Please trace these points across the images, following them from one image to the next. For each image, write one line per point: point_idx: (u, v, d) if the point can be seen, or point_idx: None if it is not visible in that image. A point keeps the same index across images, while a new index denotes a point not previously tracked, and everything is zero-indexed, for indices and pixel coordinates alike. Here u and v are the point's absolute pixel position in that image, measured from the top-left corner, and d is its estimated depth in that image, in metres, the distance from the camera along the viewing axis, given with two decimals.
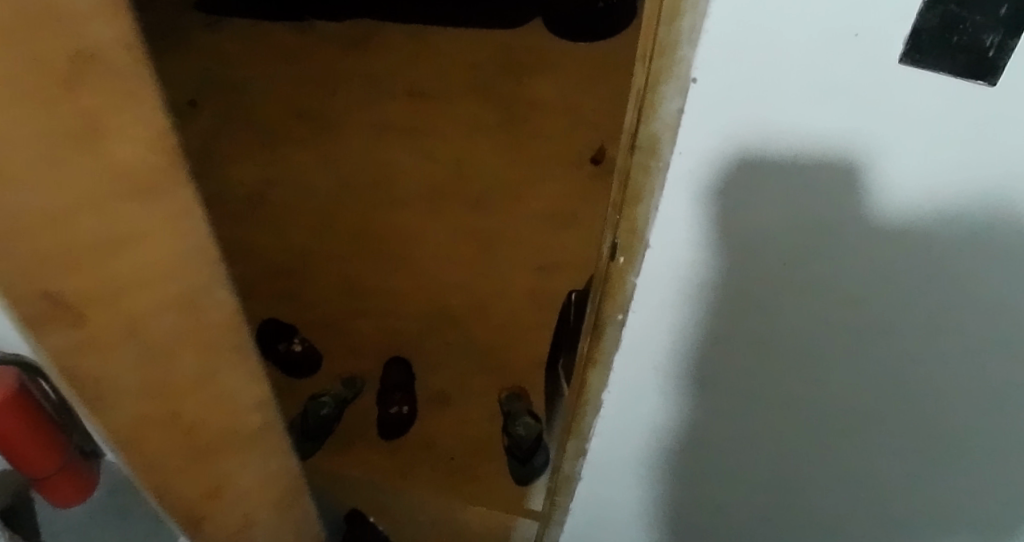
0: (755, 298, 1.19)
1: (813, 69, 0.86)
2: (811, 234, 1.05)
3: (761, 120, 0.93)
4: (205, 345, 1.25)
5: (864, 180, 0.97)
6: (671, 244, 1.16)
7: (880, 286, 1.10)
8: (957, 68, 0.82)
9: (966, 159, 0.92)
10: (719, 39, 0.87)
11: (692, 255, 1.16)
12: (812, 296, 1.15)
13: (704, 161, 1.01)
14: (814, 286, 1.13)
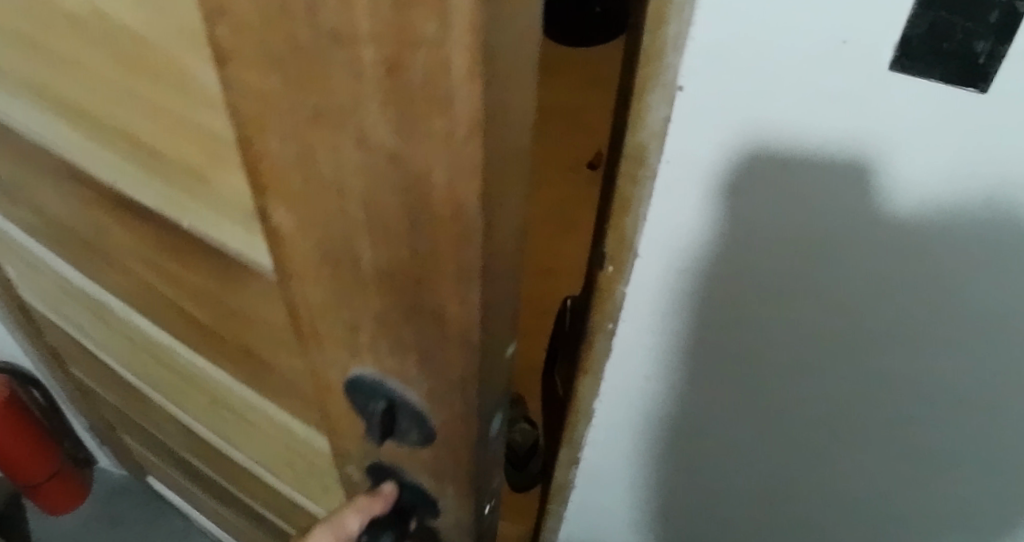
0: (699, 460, 0.79)
1: (806, 259, 0.50)
2: (759, 408, 0.66)
3: (734, 298, 0.56)
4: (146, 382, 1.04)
5: (785, 321, 0.56)
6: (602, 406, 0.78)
7: (866, 465, 0.69)
8: (945, 74, 0.35)
9: (974, 303, 0.48)
10: (678, 172, 0.48)
11: (637, 427, 0.79)
12: (770, 471, 0.75)
13: (652, 327, 0.64)
14: (767, 462, 0.74)
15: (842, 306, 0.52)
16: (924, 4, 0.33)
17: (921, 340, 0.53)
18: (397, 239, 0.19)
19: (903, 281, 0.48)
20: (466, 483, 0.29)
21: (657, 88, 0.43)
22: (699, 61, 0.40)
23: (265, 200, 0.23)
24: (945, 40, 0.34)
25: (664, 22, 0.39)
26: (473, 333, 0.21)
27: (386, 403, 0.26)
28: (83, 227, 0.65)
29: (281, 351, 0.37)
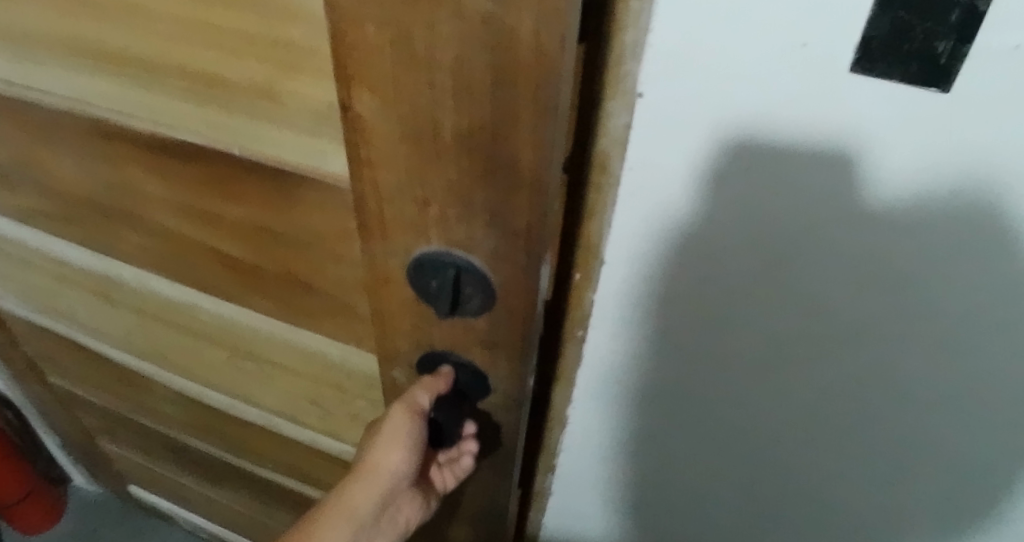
0: (682, 514, 0.66)
1: (786, 278, 0.41)
2: (737, 467, 0.57)
3: (704, 331, 0.47)
4: (135, 388, 1.00)
5: (757, 373, 0.48)
6: (569, 458, 0.67)
7: (882, 527, 0.57)
8: (904, 77, 0.31)
9: (957, 353, 0.41)
10: (642, 183, 0.40)
11: (605, 480, 0.67)
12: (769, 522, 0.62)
13: (612, 376, 0.55)
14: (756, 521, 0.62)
15: (840, 329, 0.43)
16: (881, 4, 0.29)
17: (937, 372, 0.43)
18: (486, 94, 0.24)
19: (879, 314, 0.41)
20: (520, 344, 0.34)
21: (616, 96, 0.37)
22: (658, 70, 0.35)
23: (349, 90, 0.27)
24: (905, 41, 0.29)
25: (620, 30, 0.34)
26: (549, 177, 0.26)
27: (455, 272, 0.31)
28: (96, 195, 0.63)
29: (329, 262, 0.43)
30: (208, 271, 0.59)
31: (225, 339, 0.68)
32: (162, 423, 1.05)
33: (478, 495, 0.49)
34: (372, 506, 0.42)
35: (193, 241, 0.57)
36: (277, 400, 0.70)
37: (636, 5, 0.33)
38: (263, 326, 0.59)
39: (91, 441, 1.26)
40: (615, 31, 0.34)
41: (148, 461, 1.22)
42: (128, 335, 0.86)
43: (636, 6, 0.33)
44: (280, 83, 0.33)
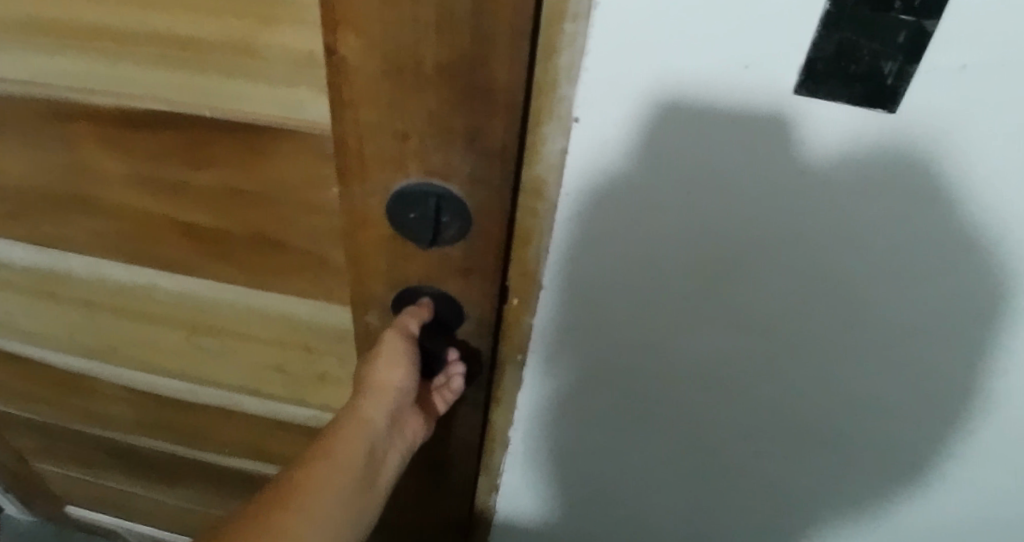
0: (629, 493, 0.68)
1: (725, 279, 0.44)
2: (677, 439, 0.59)
3: (647, 334, 0.50)
4: (64, 403, 0.93)
5: (692, 348, 0.50)
6: (516, 464, 0.68)
7: (810, 488, 0.62)
8: (850, 97, 0.34)
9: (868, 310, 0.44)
10: (583, 205, 0.42)
11: (553, 473, 0.68)
12: (709, 489, 0.64)
13: (555, 375, 0.56)
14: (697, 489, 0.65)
15: (776, 320, 0.46)
16: (829, 25, 0.31)
17: (862, 351, 0.47)
18: (464, 27, 0.30)
19: (798, 280, 0.43)
20: (491, 262, 0.41)
21: (552, 120, 0.38)
22: (599, 96, 0.36)
23: (335, 34, 0.31)
24: (851, 62, 0.32)
25: (556, 54, 0.35)
26: (519, 97, 0.32)
27: (434, 200, 0.36)
28: (11, 198, 0.58)
29: (303, 213, 0.47)
30: (156, 252, 0.58)
31: (180, 320, 0.67)
32: (108, 427, 0.95)
33: (461, 408, 0.56)
34: (383, 426, 0.44)
35: (144, 216, 0.54)
36: (238, 374, 0.72)
37: (571, 30, 0.34)
38: (226, 297, 0.60)
39: (22, 462, 1.15)
40: (550, 57, 0.35)
41: (92, 474, 1.12)
42: (69, 334, 0.77)
43: (571, 30, 0.34)
44: (258, 38, 0.38)
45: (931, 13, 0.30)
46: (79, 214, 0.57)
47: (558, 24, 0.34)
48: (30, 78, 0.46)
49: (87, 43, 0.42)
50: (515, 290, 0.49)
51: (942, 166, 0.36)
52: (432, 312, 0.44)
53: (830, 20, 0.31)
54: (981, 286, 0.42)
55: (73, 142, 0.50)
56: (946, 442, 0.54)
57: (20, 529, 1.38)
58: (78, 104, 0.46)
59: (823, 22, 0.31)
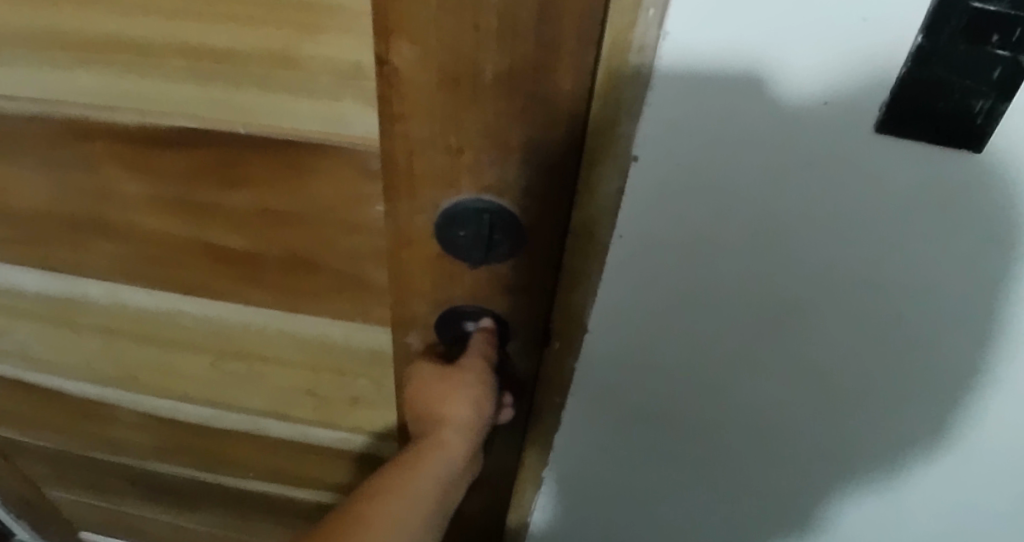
0: (659, 520, 0.65)
1: (783, 315, 0.42)
2: (702, 463, 0.57)
3: (698, 375, 0.48)
4: (81, 431, 0.91)
5: (717, 370, 0.47)
6: (551, 498, 0.66)
7: (863, 525, 0.60)
8: (934, 136, 0.31)
9: (908, 323, 0.41)
10: (635, 248, 0.40)
11: (585, 504, 0.66)
12: (739, 515, 0.62)
13: (585, 407, 0.54)
14: (727, 514, 0.62)
15: (837, 363, 0.44)
16: (919, 60, 0.29)
17: (927, 388, 0.45)
18: (529, 35, 0.28)
19: (829, 294, 0.40)
20: (541, 279, 0.39)
21: (609, 160, 0.35)
22: (660, 133, 0.34)
23: (387, 44, 0.29)
24: (939, 100, 0.30)
25: (616, 88, 0.32)
26: (582, 106, 0.30)
27: (488, 217, 0.35)
28: (32, 226, 0.57)
29: (342, 233, 0.45)
30: (180, 275, 0.56)
31: (204, 345, 0.65)
32: (124, 453, 0.93)
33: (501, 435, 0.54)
34: (461, 452, 0.42)
35: (169, 238, 0.52)
36: (265, 398, 0.70)
37: (635, 61, 0.31)
38: (254, 321, 0.58)
39: (35, 489, 1.12)
40: (610, 92, 0.32)
41: (107, 500, 1.10)
42: (86, 361, 0.75)
43: (634, 61, 0.31)
44: (300, 48, 0.36)
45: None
46: (100, 238, 0.55)
47: (622, 54, 0.31)
48: (53, 96, 0.44)
49: (114, 58, 0.40)
50: (558, 336, 0.46)
51: (1011, 187, 0.33)
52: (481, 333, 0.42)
53: (920, 55, 0.29)
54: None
55: (94, 163, 0.48)
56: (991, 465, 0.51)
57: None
58: (103, 123, 0.45)
59: (912, 57, 0.29)
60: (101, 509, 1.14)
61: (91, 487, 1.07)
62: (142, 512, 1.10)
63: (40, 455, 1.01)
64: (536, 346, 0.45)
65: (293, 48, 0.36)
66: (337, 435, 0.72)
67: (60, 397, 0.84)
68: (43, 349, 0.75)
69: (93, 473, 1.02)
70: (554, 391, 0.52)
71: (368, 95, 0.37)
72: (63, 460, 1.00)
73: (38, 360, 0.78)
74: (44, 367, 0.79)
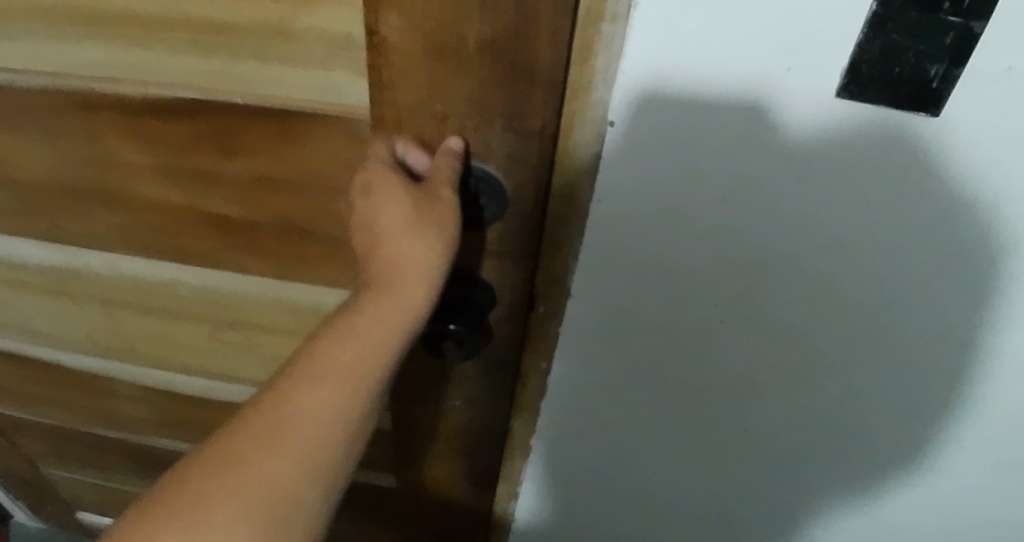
0: (643, 487, 0.67)
1: (757, 280, 0.44)
2: (683, 429, 0.59)
3: (679, 341, 0.50)
4: (80, 405, 0.93)
5: (695, 334, 0.49)
6: (538, 469, 0.68)
7: (832, 486, 0.63)
8: (893, 100, 0.33)
9: (872, 285, 0.43)
10: (615, 214, 0.42)
11: (571, 474, 0.68)
12: (720, 480, 0.64)
13: (569, 375, 0.56)
14: (709, 479, 0.64)
15: (812, 327, 0.47)
16: (875, 27, 0.31)
17: (893, 347, 0.47)
18: (508, 3, 0.30)
19: (798, 258, 0.42)
20: (526, 242, 0.41)
21: (585, 125, 0.37)
22: (635, 99, 0.36)
23: (375, 14, 0.31)
24: (896, 64, 0.32)
25: (592, 56, 0.34)
26: (559, 72, 0.32)
27: (474, 181, 0.37)
28: (35, 197, 0.59)
29: (335, 200, 0.47)
30: (180, 244, 0.58)
31: (202, 315, 0.67)
32: (123, 427, 0.96)
33: (488, 409, 0.56)
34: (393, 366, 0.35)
35: (170, 207, 0.54)
36: (261, 368, 0.72)
37: (608, 31, 0.33)
38: (251, 289, 0.60)
39: (33, 468, 1.15)
40: (585, 61, 0.35)
41: (104, 478, 1.12)
42: (86, 334, 0.77)
43: (608, 31, 0.33)
44: (294, 20, 0.38)
45: (981, 15, 0.30)
46: (101, 209, 0.57)
47: (596, 23, 0.33)
48: (58, 68, 0.46)
49: (117, 31, 0.42)
50: (541, 301, 0.49)
51: (963, 146, 0.35)
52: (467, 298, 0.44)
53: (877, 22, 0.31)
54: (989, 256, 0.40)
55: (97, 134, 0.50)
56: (954, 420, 0.53)
57: (30, 533, 1.39)
58: (106, 95, 0.47)
59: (869, 23, 0.31)
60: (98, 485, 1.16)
61: (90, 462, 1.09)
62: (140, 487, 1.13)
63: (39, 430, 1.03)
64: (522, 311, 0.46)
65: (287, 20, 0.38)
66: None
67: (60, 371, 0.86)
68: (44, 322, 0.77)
69: (91, 448, 1.04)
70: (539, 356, 0.54)
71: (359, 66, 0.39)
72: (62, 435, 1.02)
73: (39, 334, 0.80)
74: (45, 340, 0.81)
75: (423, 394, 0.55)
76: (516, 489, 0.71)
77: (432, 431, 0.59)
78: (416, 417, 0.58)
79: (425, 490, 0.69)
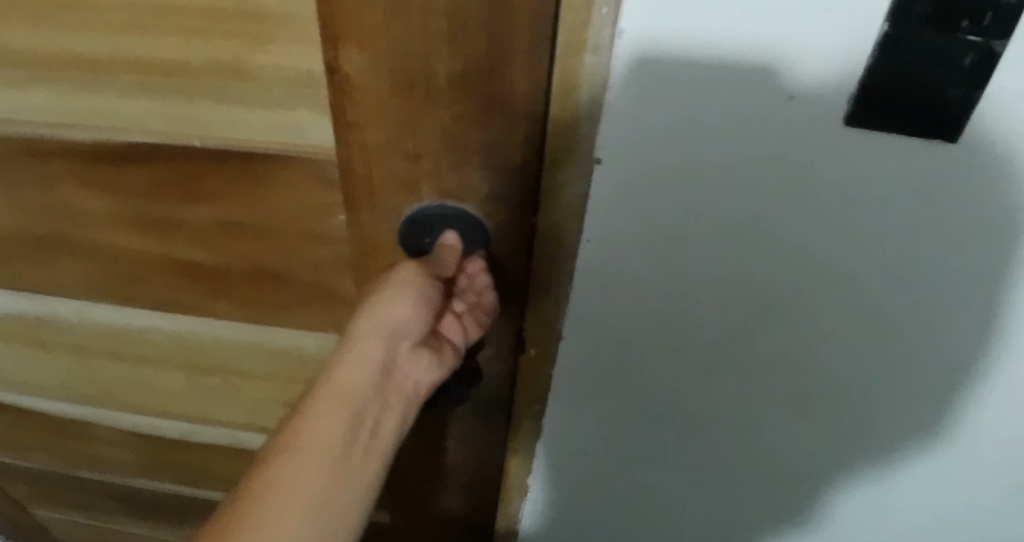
0: (647, 525, 0.64)
1: (759, 312, 0.42)
2: (686, 464, 0.56)
3: (679, 377, 0.47)
4: (59, 450, 0.89)
5: (695, 369, 0.47)
6: (537, 510, 0.65)
7: (849, 519, 0.60)
8: (907, 126, 0.31)
9: (881, 312, 0.41)
10: (606, 251, 0.40)
11: (571, 513, 0.65)
12: (728, 515, 0.61)
13: (565, 415, 0.53)
14: (716, 515, 0.61)
15: (822, 359, 0.44)
16: (887, 50, 0.29)
17: (905, 374, 0.45)
18: (480, 38, 0.27)
19: (801, 288, 0.40)
20: (513, 283, 0.38)
21: (571, 162, 0.35)
22: (623, 135, 0.34)
23: (337, 50, 0.29)
24: (910, 90, 0.30)
25: (574, 88, 0.32)
26: (539, 107, 0.30)
27: (452, 224, 0.34)
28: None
29: (307, 245, 0.44)
30: (148, 292, 0.55)
31: (178, 360, 0.64)
32: (107, 471, 0.92)
33: (482, 451, 0.53)
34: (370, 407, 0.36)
35: (136, 255, 0.51)
36: (243, 411, 0.68)
37: (592, 62, 0.31)
38: (227, 335, 0.57)
39: (17, 510, 1.11)
40: (568, 93, 0.33)
41: (93, 519, 1.08)
42: (60, 381, 0.74)
43: (591, 62, 0.31)
44: (251, 59, 0.35)
45: (1003, 32, 0.27)
46: (65, 258, 0.54)
47: (577, 54, 0.31)
48: (7, 115, 0.43)
49: (62, 74, 0.39)
50: (531, 342, 0.46)
51: (977, 171, 0.32)
52: None
53: (888, 44, 0.28)
54: (1007, 281, 0.38)
55: (53, 182, 0.47)
56: (974, 452, 0.50)
57: None
58: (60, 142, 0.44)
59: (880, 46, 0.29)
60: (83, 527, 1.12)
61: (74, 505, 1.05)
62: (127, 529, 1.09)
63: (19, 475, 0.99)
64: (512, 354, 0.44)
65: (244, 59, 0.35)
66: None
67: (35, 416, 0.82)
68: (15, 370, 0.74)
69: (74, 491, 1.00)
70: (532, 396, 0.51)
71: (324, 104, 0.37)
72: (42, 479, 0.99)
73: (10, 381, 0.77)
74: (17, 387, 0.77)
75: (413, 436, 0.52)
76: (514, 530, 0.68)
77: (423, 472, 0.56)
78: (406, 459, 0.55)
79: (420, 530, 0.66)
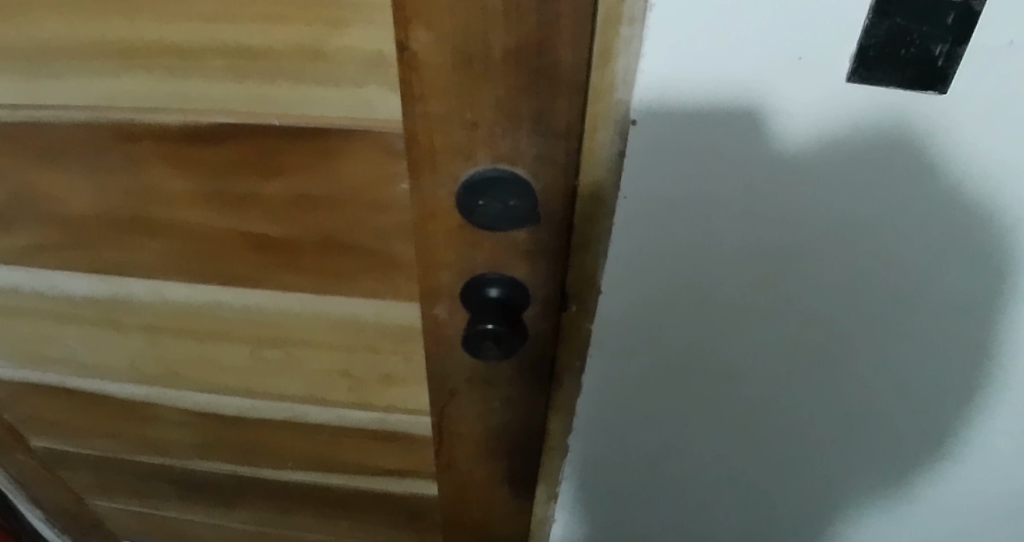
0: (678, 480, 0.69)
1: (776, 265, 0.46)
2: (711, 418, 0.60)
3: (706, 332, 0.52)
4: (125, 433, 0.95)
5: (719, 323, 0.51)
6: (575, 468, 0.70)
7: (863, 467, 0.64)
8: (902, 80, 0.35)
9: (886, 260, 0.45)
10: (639, 207, 0.44)
11: (608, 471, 0.69)
12: (751, 466, 0.65)
13: (599, 373, 0.58)
14: (741, 467, 0.66)
15: (831, 310, 0.49)
16: (880, 12, 0.33)
17: (910, 320, 0.49)
18: (531, 11, 0.32)
19: (811, 239, 0.44)
20: (559, 241, 0.42)
21: (608, 124, 0.40)
22: (655, 96, 0.38)
23: (405, 30, 0.33)
24: (903, 46, 0.34)
25: (612, 59, 0.37)
26: (582, 74, 0.34)
27: (502, 183, 0.39)
28: (80, 230, 0.61)
29: (373, 211, 0.50)
30: (219, 267, 0.60)
31: (243, 335, 0.69)
32: (168, 454, 0.97)
33: (525, 412, 0.57)
34: None
35: (210, 232, 0.56)
36: (302, 383, 0.73)
37: (626, 34, 0.36)
38: (291, 306, 0.62)
39: (79, 500, 1.16)
40: (607, 63, 0.37)
41: (151, 506, 1.13)
42: (129, 362, 0.79)
43: (626, 33, 0.36)
44: (328, 42, 0.40)
45: None
46: (144, 237, 0.60)
47: (614, 27, 0.35)
48: (97, 103, 0.48)
49: (157, 64, 0.44)
50: (573, 298, 0.50)
51: (959, 116, 0.37)
52: (505, 300, 0.45)
53: (881, 6, 0.33)
54: (994, 221, 0.42)
55: (140, 164, 0.53)
56: (977, 391, 0.54)
57: None
58: (146, 124, 0.49)
59: (874, 9, 0.33)
60: (141, 515, 1.18)
61: (134, 493, 1.10)
62: (184, 515, 1.14)
63: (82, 464, 1.05)
64: (555, 309, 0.48)
65: (320, 42, 0.40)
66: (370, 418, 0.75)
67: (105, 399, 0.88)
68: (89, 353, 0.80)
69: (134, 477, 1.05)
70: (573, 354, 0.55)
71: (390, 80, 0.41)
72: (105, 466, 1.04)
73: (83, 365, 0.82)
74: (89, 371, 0.83)
75: (461, 396, 0.57)
76: (556, 488, 0.73)
77: (470, 434, 0.60)
78: (455, 421, 0.59)
79: (465, 497, 0.70)
